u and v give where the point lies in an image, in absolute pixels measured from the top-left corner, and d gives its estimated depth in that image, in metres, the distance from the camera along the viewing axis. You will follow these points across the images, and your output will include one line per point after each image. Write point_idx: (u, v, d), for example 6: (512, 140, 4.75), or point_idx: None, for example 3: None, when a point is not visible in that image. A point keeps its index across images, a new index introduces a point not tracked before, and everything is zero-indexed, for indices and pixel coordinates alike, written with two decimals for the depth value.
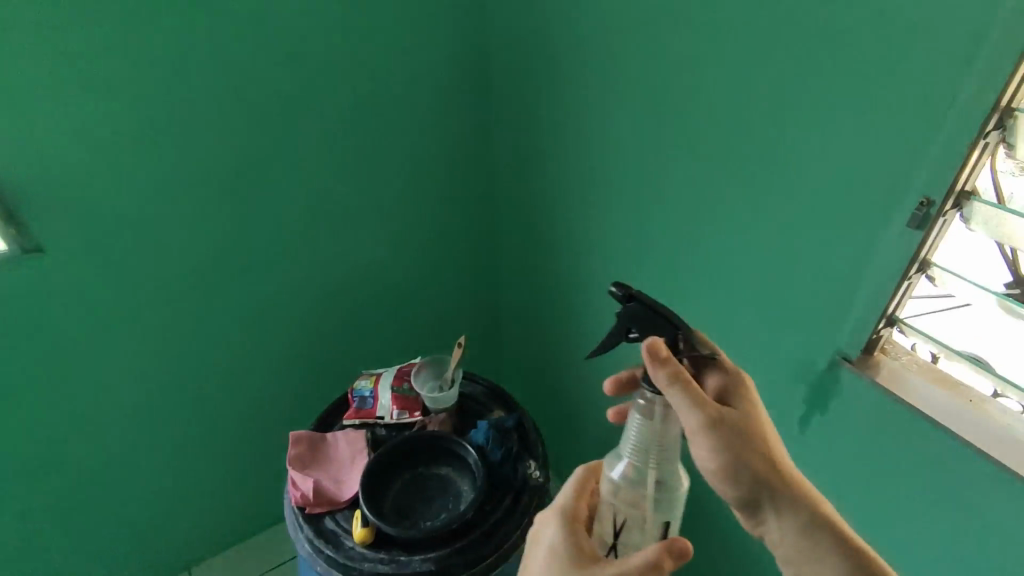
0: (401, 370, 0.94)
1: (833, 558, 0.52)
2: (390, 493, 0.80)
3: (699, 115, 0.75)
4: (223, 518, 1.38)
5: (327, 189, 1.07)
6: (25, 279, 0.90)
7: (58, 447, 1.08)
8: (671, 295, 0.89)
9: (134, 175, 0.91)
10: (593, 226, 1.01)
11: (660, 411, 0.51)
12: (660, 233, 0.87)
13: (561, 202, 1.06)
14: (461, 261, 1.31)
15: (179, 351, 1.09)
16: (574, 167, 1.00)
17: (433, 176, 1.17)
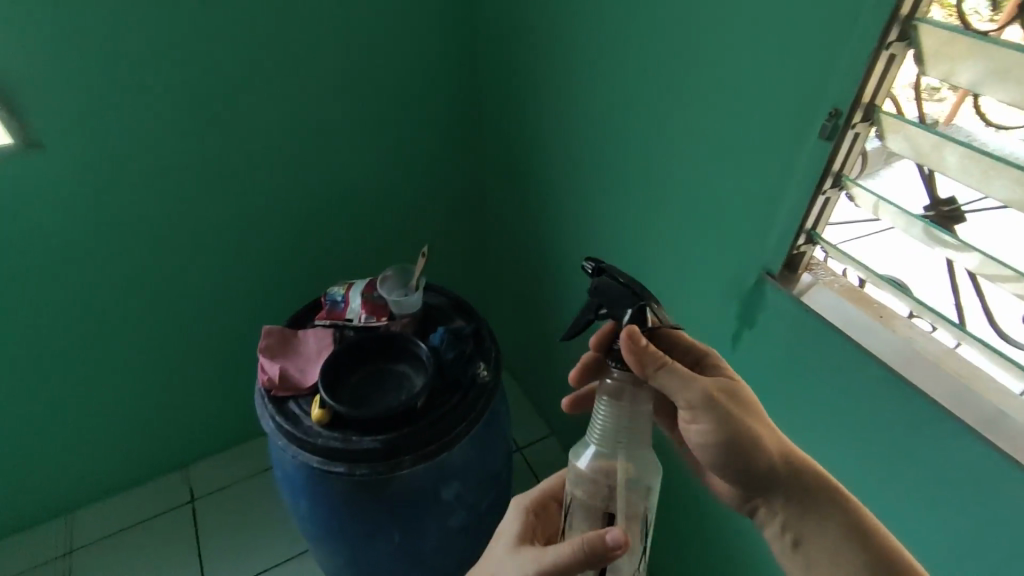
0: (370, 279, 1.00)
1: (837, 522, 0.58)
2: (349, 381, 0.87)
3: (650, 38, 0.78)
4: (220, 419, 1.50)
5: (317, 113, 1.13)
6: (38, 175, 0.98)
7: (72, 338, 1.19)
8: (630, 226, 0.94)
9: (137, 86, 0.97)
10: (566, 159, 1.05)
11: (628, 389, 0.58)
12: (620, 164, 0.92)
13: (537, 136, 1.10)
14: (448, 189, 1.36)
15: (174, 257, 1.17)
16: (545, 96, 1.03)
17: (420, 101, 1.21)
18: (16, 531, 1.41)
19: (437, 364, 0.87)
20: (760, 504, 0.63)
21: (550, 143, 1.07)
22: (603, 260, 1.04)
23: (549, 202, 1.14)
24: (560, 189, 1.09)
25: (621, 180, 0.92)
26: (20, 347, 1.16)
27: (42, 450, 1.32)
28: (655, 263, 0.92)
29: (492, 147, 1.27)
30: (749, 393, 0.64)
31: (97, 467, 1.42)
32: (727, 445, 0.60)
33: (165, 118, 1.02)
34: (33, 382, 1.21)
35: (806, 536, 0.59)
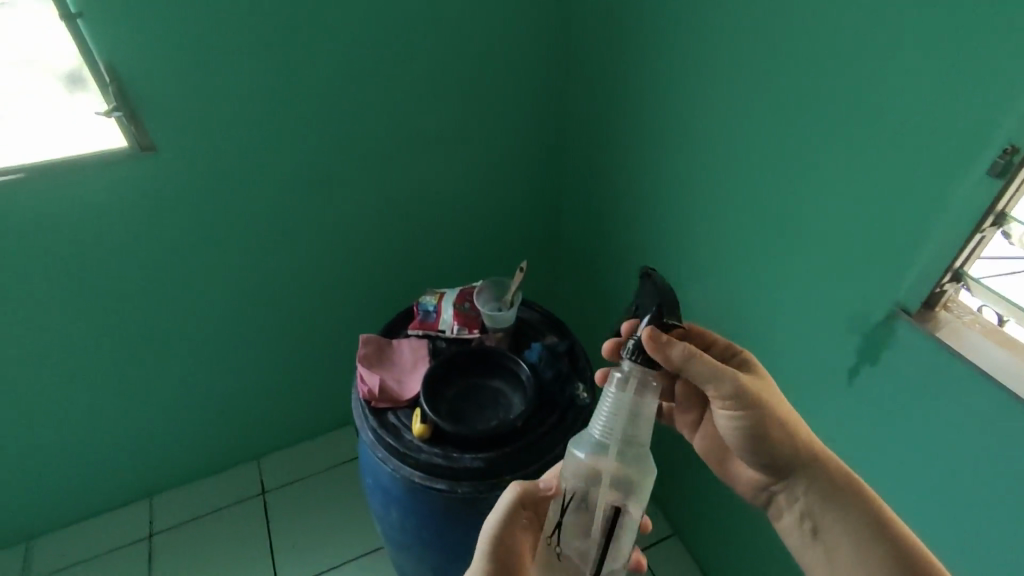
0: (463, 290, 1.00)
1: (849, 519, 0.62)
2: (446, 393, 0.87)
3: (779, 59, 0.74)
4: (293, 413, 1.54)
5: (410, 120, 1.13)
6: (144, 175, 1.01)
7: (162, 331, 1.23)
8: (732, 247, 0.91)
9: (244, 93, 0.99)
10: (662, 176, 1.03)
11: (636, 384, 0.57)
12: (728, 186, 0.89)
13: (631, 150, 1.07)
14: (528, 197, 1.35)
15: (263, 259, 1.19)
16: (645, 111, 1.01)
17: (508, 110, 1.20)
18: (99, 512, 1.47)
19: (537, 381, 0.86)
20: (779, 491, 0.67)
21: (646, 158, 1.04)
22: (698, 279, 1.02)
23: (636, 215, 1.12)
24: (652, 205, 1.07)
25: (728, 201, 0.89)
26: (117, 339, 1.20)
27: (129, 436, 1.37)
28: (759, 288, 0.89)
29: (576, 156, 1.26)
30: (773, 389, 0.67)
31: (177, 455, 1.47)
32: (753, 432, 0.64)
33: (265, 125, 1.03)
34: (123, 369, 1.26)
35: (817, 528, 0.64)
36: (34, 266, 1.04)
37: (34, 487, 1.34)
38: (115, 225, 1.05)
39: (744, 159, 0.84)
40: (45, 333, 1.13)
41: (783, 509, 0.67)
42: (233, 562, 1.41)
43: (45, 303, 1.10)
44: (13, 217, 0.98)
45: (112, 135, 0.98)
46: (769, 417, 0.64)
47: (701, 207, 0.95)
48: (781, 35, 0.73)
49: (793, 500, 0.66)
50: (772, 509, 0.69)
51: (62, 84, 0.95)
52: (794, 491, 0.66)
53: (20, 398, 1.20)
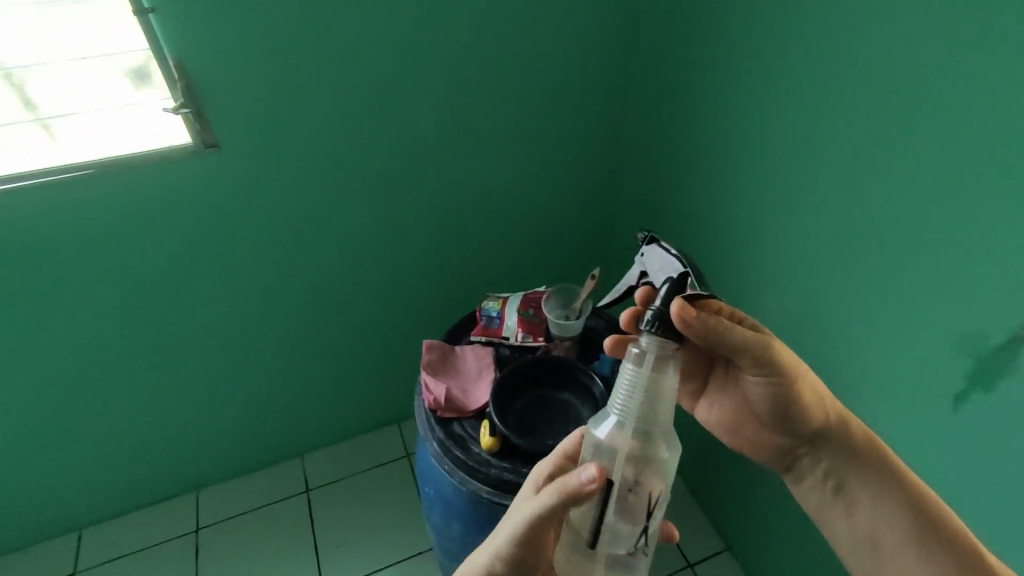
0: (527, 295, 0.97)
1: (874, 478, 0.63)
2: (513, 404, 0.84)
3: (892, 61, 0.69)
4: (338, 410, 1.53)
5: (471, 119, 1.10)
6: (206, 173, 1.00)
7: (216, 328, 1.22)
8: (819, 258, 0.86)
9: (309, 91, 0.96)
10: (737, 181, 0.97)
11: (654, 360, 0.50)
12: (816, 195, 0.83)
13: (704, 153, 1.02)
14: (585, 197, 1.31)
15: (318, 256, 1.18)
16: (722, 113, 0.96)
17: (571, 110, 1.16)
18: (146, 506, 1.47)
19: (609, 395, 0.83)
20: (802, 456, 0.67)
21: (721, 162, 0.99)
22: (775, 290, 0.96)
23: (705, 219, 1.07)
24: (724, 209, 1.02)
25: (816, 207, 0.84)
26: (173, 335, 1.20)
27: (179, 431, 1.38)
28: (850, 302, 0.83)
29: (639, 156, 1.21)
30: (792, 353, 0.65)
31: (223, 450, 1.47)
32: (782, 396, 0.63)
33: (328, 121, 1.01)
34: (177, 366, 1.25)
35: (841, 488, 0.65)
36: (95, 259, 1.04)
37: (85, 478, 1.35)
38: (174, 220, 1.04)
39: (839, 163, 0.79)
40: (102, 326, 1.13)
41: (804, 472, 0.67)
42: (278, 561, 1.40)
43: (104, 299, 1.10)
44: (77, 210, 0.97)
45: (178, 132, 0.99)
46: (798, 383, 0.62)
47: (784, 212, 0.89)
48: (894, 30, 0.68)
49: (817, 463, 0.66)
50: (790, 473, 0.69)
51: (128, 79, 0.95)
52: (819, 454, 0.65)
53: (75, 390, 1.20)
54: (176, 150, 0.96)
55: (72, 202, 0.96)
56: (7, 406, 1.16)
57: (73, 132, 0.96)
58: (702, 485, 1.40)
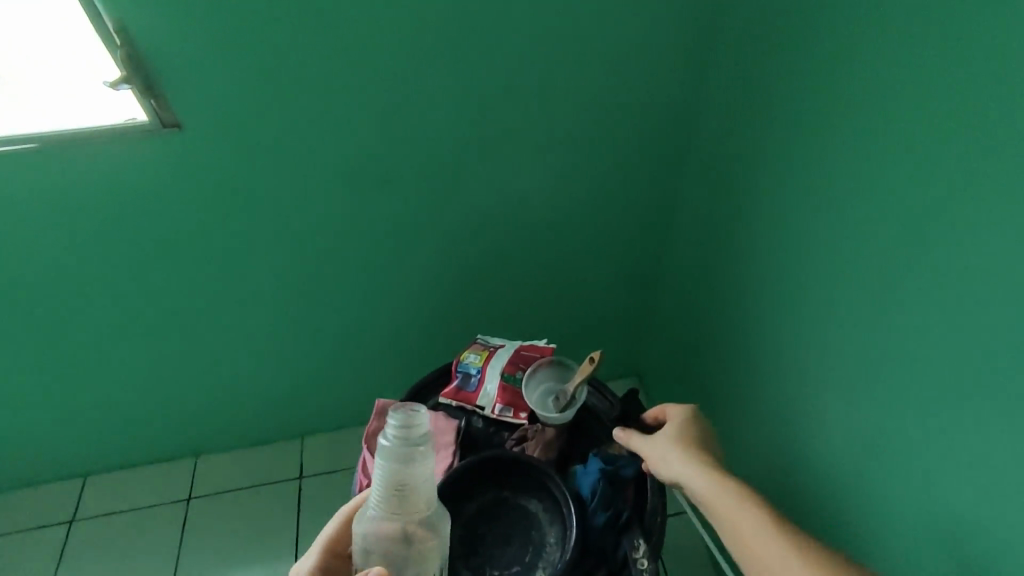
0: (518, 355, 0.78)
1: None
2: (462, 508, 0.66)
3: None
4: (339, 402, 1.41)
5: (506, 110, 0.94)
6: (171, 155, 0.87)
7: (197, 317, 1.13)
8: (926, 356, 0.64)
9: (300, 70, 0.83)
10: (830, 238, 0.74)
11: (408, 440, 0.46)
12: (933, 273, 0.62)
13: (786, 191, 0.80)
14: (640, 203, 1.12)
15: (320, 243, 1.05)
16: (815, 150, 0.74)
17: (632, 106, 0.97)
18: (133, 472, 1.44)
19: (584, 527, 0.63)
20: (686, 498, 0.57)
21: (811, 209, 0.77)
22: (856, 380, 0.75)
23: (792, 269, 0.82)
24: (816, 266, 0.77)
25: (954, 292, 0.60)
26: (149, 321, 1.11)
27: (166, 411, 1.32)
28: (964, 423, 0.61)
29: (713, 169, 0.97)
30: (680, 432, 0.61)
31: (219, 426, 1.40)
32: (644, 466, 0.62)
33: (331, 98, 0.87)
34: (156, 351, 1.17)
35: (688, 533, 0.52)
36: (60, 237, 0.93)
37: (82, 436, 1.33)
38: (147, 200, 0.91)
39: (991, 251, 0.56)
40: (81, 301, 1.05)
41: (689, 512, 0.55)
42: (254, 550, 1.34)
43: (65, 283, 1.01)
44: (27, 186, 0.85)
45: (133, 108, 0.84)
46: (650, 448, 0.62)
47: (896, 292, 0.66)
48: None
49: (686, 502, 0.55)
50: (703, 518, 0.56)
51: (71, 46, 0.81)
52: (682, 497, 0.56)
53: (55, 364, 1.15)
54: (130, 129, 0.83)
55: (22, 178, 0.84)
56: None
57: (13, 97, 0.83)
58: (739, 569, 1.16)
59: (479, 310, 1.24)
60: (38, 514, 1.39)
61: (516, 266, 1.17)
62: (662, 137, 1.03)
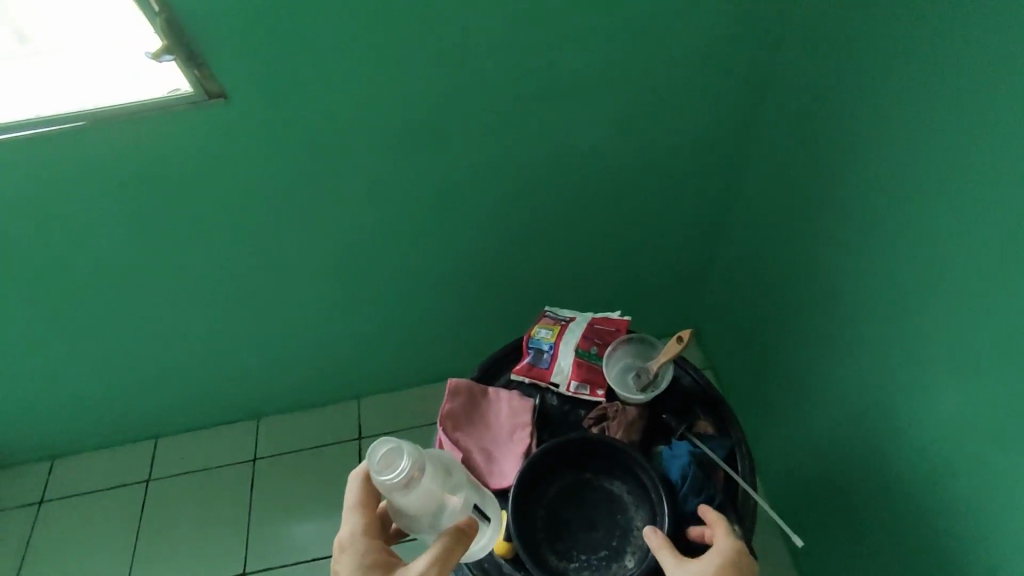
0: (592, 330, 0.75)
1: None
2: (545, 489, 0.65)
3: None
4: (394, 362, 1.41)
5: (557, 64, 0.85)
6: (214, 127, 0.83)
7: (246, 287, 1.12)
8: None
9: (343, 30, 0.76)
10: (916, 206, 0.66)
11: (395, 457, 0.52)
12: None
13: (869, 148, 0.72)
14: (698, 161, 1.03)
15: (369, 209, 1.00)
16: (908, 104, 0.65)
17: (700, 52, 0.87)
18: (196, 433, 1.49)
19: (676, 513, 0.61)
20: None
21: (896, 171, 0.68)
22: (936, 363, 0.68)
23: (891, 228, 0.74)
24: (907, 229, 0.68)
25: None
26: (201, 292, 1.11)
27: (224, 378, 1.35)
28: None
29: (787, 120, 0.88)
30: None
31: (279, 389, 1.42)
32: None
33: (375, 55, 0.80)
34: (208, 321, 1.18)
35: None
36: (114, 215, 0.92)
37: (147, 402, 1.37)
38: (194, 174, 0.88)
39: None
40: (137, 276, 1.04)
41: None
42: (310, 508, 1.38)
43: (118, 259, 1.00)
44: (78, 165, 0.83)
45: (176, 78, 0.80)
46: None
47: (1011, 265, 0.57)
48: None
49: None
50: None
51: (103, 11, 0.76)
52: None
53: (116, 336, 1.17)
54: (172, 101, 0.79)
55: (72, 158, 0.82)
56: (51, 345, 1.15)
57: (55, 72, 0.79)
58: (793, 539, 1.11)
59: (528, 271, 1.18)
60: (119, 472, 1.46)
61: (568, 225, 1.10)
62: (733, 82, 0.92)
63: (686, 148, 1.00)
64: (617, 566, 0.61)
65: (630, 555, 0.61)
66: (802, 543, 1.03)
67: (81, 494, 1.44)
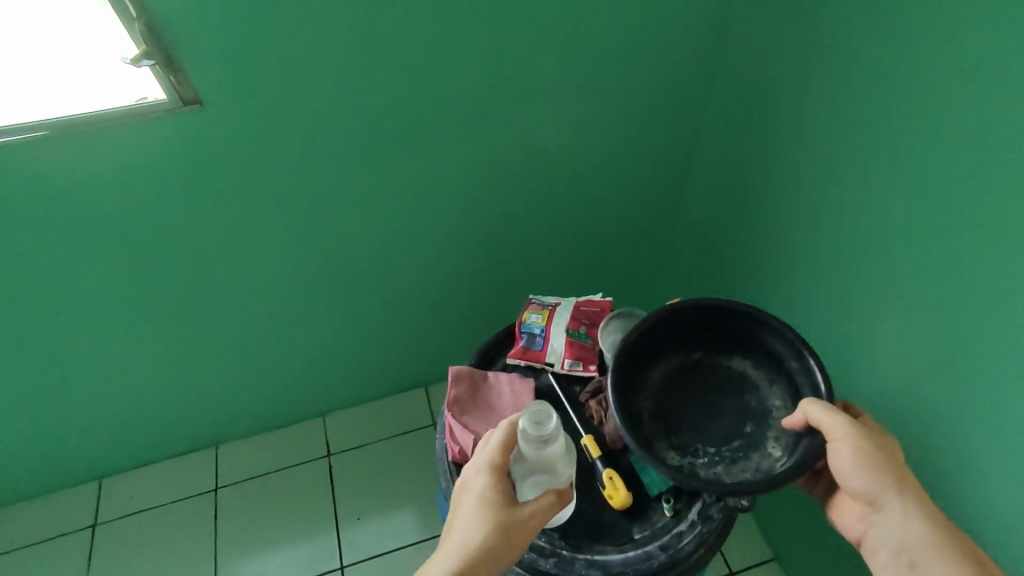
0: (580, 311, 0.80)
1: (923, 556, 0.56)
2: (655, 384, 0.72)
3: None
4: (364, 374, 1.39)
5: (525, 75, 0.91)
6: (185, 136, 0.82)
7: (210, 305, 1.08)
8: (957, 304, 0.68)
9: (323, 43, 0.78)
10: (855, 190, 0.77)
11: (545, 413, 0.59)
12: (962, 232, 0.65)
13: (808, 141, 0.82)
14: (653, 167, 1.11)
15: (344, 217, 1.01)
16: (845, 102, 0.75)
17: (654, 65, 0.95)
18: (149, 467, 1.41)
19: (797, 378, 0.67)
20: (876, 515, 0.60)
21: (839, 161, 0.78)
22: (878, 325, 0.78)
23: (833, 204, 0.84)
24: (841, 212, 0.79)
25: (1000, 253, 0.62)
26: (161, 314, 1.06)
27: (184, 406, 1.28)
28: (983, 366, 0.66)
29: (734, 121, 0.98)
30: (893, 448, 0.60)
31: (242, 413, 1.37)
32: (850, 462, 0.59)
33: (356, 67, 0.82)
34: (168, 344, 1.13)
35: (898, 555, 0.58)
36: (72, 233, 0.88)
37: (96, 439, 1.28)
38: (162, 186, 0.86)
39: (1009, 193, 0.59)
40: (93, 299, 0.99)
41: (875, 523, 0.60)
42: (280, 537, 1.32)
43: (72, 281, 0.95)
44: (35, 178, 0.79)
45: (148, 87, 0.79)
46: (873, 455, 0.58)
47: (935, 229, 0.67)
48: None
49: (889, 527, 0.58)
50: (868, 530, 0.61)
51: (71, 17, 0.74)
52: (885, 519, 0.59)
53: (63, 367, 1.09)
54: (143, 108, 0.78)
55: (32, 172, 0.79)
56: None
57: (18, 83, 0.77)
58: (762, 506, 1.19)
59: (496, 277, 1.22)
60: (62, 519, 1.34)
61: (534, 230, 1.15)
62: (682, 91, 1.01)
63: (638, 155, 1.08)
64: (757, 454, 0.66)
65: (773, 443, 0.67)
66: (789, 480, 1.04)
67: (18, 548, 1.31)
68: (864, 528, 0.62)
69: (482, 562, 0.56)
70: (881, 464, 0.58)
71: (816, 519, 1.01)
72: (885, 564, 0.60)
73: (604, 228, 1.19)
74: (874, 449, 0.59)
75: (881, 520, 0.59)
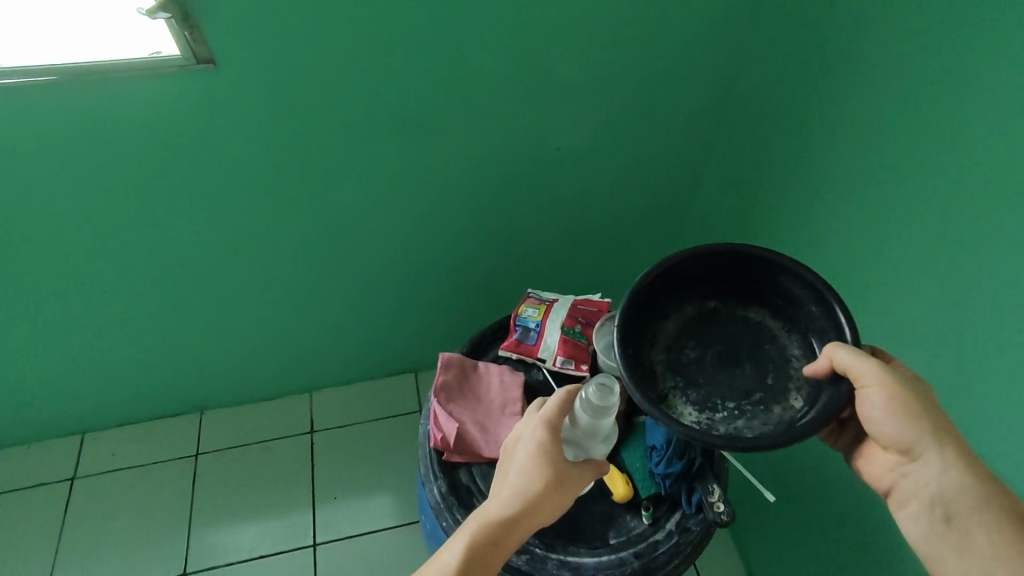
0: (576, 309, 0.80)
1: (959, 506, 0.53)
2: (670, 337, 0.68)
3: None
4: (354, 354, 1.38)
5: (545, 68, 0.90)
6: (195, 95, 0.81)
7: (206, 269, 1.07)
8: (961, 336, 0.67)
9: (347, 17, 0.78)
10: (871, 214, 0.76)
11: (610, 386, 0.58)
12: (975, 263, 0.65)
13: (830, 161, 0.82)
14: (665, 174, 1.11)
15: (348, 193, 1.00)
16: (871, 124, 0.75)
17: (676, 70, 0.95)
18: (130, 427, 1.40)
19: (818, 324, 0.64)
20: (910, 465, 0.56)
21: (859, 183, 0.78)
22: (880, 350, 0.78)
23: (842, 225, 0.83)
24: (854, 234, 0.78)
25: (1010, 289, 0.62)
26: (154, 273, 1.05)
27: (171, 368, 1.28)
28: (982, 400, 0.66)
29: (752, 135, 0.97)
30: (929, 394, 0.56)
31: (229, 381, 1.36)
32: (881, 408, 0.55)
33: (377, 44, 0.81)
34: (160, 304, 1.12)
35: (932, 508, 0.54)
36: (71, 182, 0.87)
37: (79, 393, 1.27)
38: (166, 144, 0.85)
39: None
40: (87, 251, 0.98)
41: (908, 473, 0.56)
42: (256, 508, 1.31)
43: (68, 231, 0.94)
44: (38, 122, 0.78)
45: (162, 43, 0.78)
46: (906, 401, 0.54)
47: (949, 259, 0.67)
48: None
49: (923, 476, 0.55)
50: (898, 479, 0.58)
51: None
52: (919, 468, 0.55)
53: (51, 317, 1.08)
54: (155, 63, 0.77)
55: (36, 116, 0.78)
56: None
57: (27, 21, 0.75)
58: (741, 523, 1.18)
59: (496, 269, 1.21)
60: (38, 471, 1.34)
61: (539, 226, 1.14)
62: (703, 99, 1.01)
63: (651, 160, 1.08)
64: (778, 406, 0.63)
65: (794, 394, 0.63)
66: (773, 497, 1.04)
67: None
68: (894, 479, 0.58)
69: (526, 517, 0.53)
70: (914, 409, 0.54)
71: (795, 542, 1.00)
72: (916, 517, 0.56)
73: (610, 229, 1.19)
74: (908, 395, 0.54)
75: (915, 471, 0.56)
